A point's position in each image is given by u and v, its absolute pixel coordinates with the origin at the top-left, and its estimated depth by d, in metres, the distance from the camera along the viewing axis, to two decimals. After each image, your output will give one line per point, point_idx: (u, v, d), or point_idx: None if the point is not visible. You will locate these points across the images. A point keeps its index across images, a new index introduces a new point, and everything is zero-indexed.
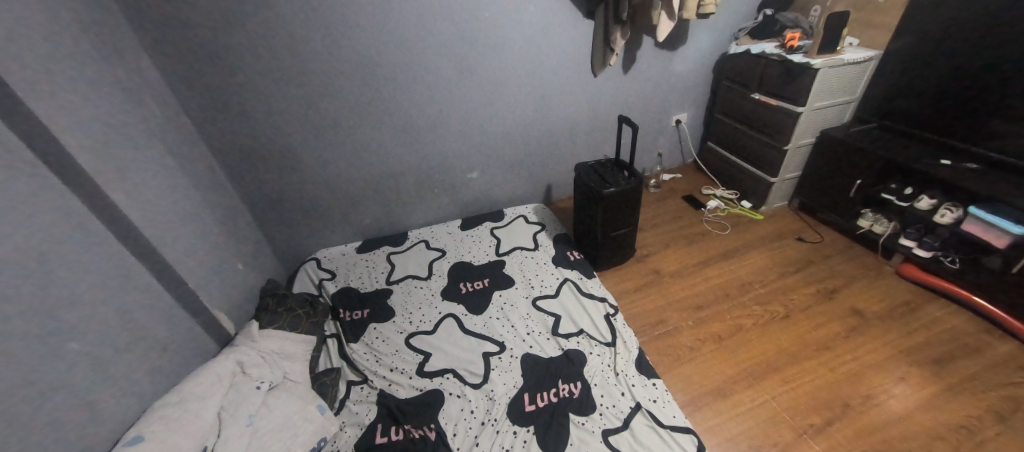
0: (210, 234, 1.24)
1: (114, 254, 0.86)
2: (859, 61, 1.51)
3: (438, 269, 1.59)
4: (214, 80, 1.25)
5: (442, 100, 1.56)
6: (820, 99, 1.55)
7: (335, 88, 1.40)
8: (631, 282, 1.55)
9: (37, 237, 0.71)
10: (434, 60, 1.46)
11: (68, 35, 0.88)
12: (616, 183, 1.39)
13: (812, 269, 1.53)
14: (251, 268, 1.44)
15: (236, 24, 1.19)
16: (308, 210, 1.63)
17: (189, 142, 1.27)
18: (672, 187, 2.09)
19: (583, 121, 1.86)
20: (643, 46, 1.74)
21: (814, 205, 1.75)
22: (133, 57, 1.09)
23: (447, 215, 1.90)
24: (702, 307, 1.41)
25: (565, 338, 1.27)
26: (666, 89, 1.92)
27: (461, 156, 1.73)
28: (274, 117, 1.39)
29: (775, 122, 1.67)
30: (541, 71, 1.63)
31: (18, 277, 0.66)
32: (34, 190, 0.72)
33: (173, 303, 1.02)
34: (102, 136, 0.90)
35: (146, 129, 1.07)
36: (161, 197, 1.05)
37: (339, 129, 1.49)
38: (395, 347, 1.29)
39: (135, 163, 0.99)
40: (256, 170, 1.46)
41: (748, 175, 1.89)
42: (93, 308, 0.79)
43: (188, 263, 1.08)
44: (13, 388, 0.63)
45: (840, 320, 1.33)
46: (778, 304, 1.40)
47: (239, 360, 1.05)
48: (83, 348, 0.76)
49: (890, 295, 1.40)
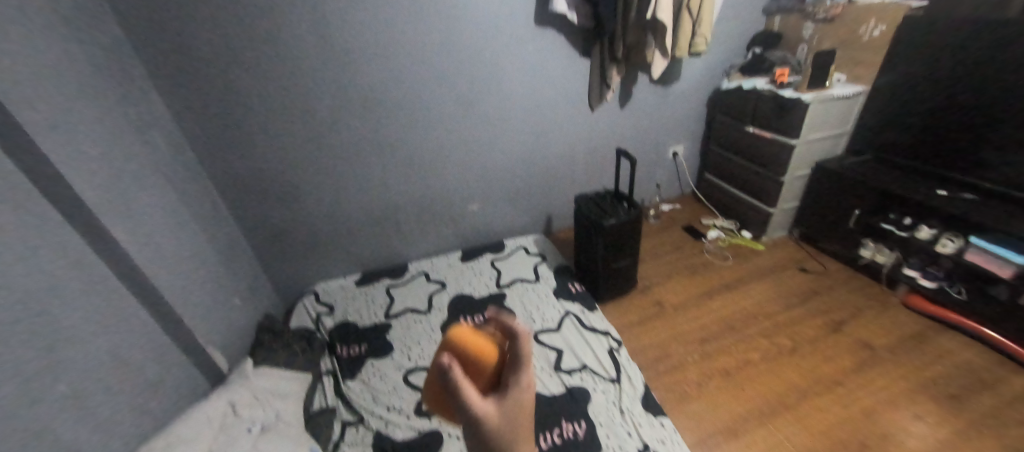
0: (209, 268, 1.23)
1: (103, 288, 0.84)
2: (849, 96, 1.56)
3: (437, 302, 1.57)
4: (221, 117, 1.29)
5: (444, 135, 1.60)
6: (812, 132, 1.59)
7: (341, 123, 1.44)
8: (635, 314, 1.53)
9: (26, 274, 0.68)
10: (436, 98, 1.51)
11: (79, 72, 0.90)
12: (616, 214, 1.41)
13: (817, 300, 1.51)
14: (248, 303, 1.42)
15: (248, 63, 1.25)
16: (308, 243, 1.63)
17: (194, 177, 1.29)
18: (672, 217, 2.10)
19: (582, 154, 1.89)
20: (639, 82, 1.80)
21: (814, 235, 1.75)
22: (143, 93, 1.13)
23: (447, 246, 1.89)
24: (707, 341, 1.38)
25: (568, 374, 1.24)
26: (662, 122, 1.97)
27: (462, 188, 1.75)
28: (280, 152, 1.42)
29: (771, 154, 1.71)
30: (541, 106, 1.69)
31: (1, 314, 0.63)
32: (29, 223, 0.70)
33: (165, 340, 0.99)
34: (110, 174, 0.92)
35: (154, 166, 1.09)
36: (158, 230, 1.04)
37: (343, 163, 1.52)
38: (393, 384, 1.25)
39: (139, 199, 1.00)
40: (259, 203, 1.47)
41: (746, 204, 1.90)
42: (76, 348, 0.75)
43: (185, 298, 1.07)
44: None
45: (849, 353, 1.30)
46: (785, 337, 1.37)
47: (232, 401, 1.01)
48: (66, 390, 0.72)
49: (899, 327, 1.38)
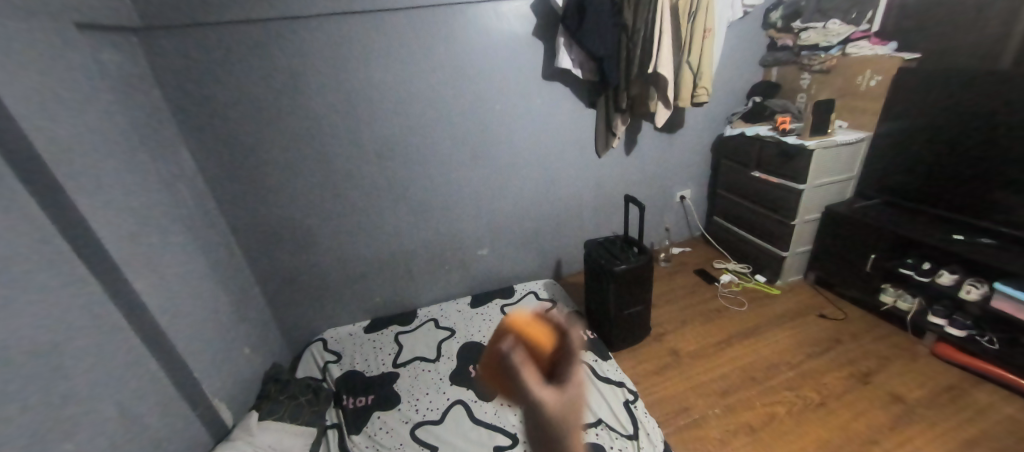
0: (222, 316, 1.24)
1: (116, 340, 0.84)
2: (852, 142, 1.59)
3: (446, 350, 1.54)
4: (244, 169, 1.36)
5: (455, 182, 1.65)
6: (819, 177, 1.61)
7: (356, 173, 1.50)
8: (650, 363, 1.48)
9: (38, 327, 0.69)
10: (448, 148, 1.58)
11: (114, 132, 0.97)
12: (626, 259, 1.41)
13: (841, 349, 1.45)
14: (257, 352, 1.41)
15: (272, 120, 1.33)
16: (319, 289, 1.64)
17: (213, 226, 1.34)
18: (683, 261, 2.08)
19: (591, 199, 1.92)
20: (643, 130, 1.87)
21: (831, 279, 1.72)
22: (173, 149, 1.21)
23: (457, 291, 1.88)
24: (728, 393, 1.32)
25: (582, 429, 1.18)
26: (668, 168, 2.02)
27: (473, 233, 1.77)
28: (297, 200, 1.47)
29: (778, 199, 1.72)
30: (549, 154, 1.74)
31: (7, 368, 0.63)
32: (47, 277, 0.73)
33: (173, 392, 0.98)
34: (135, 227, 0.96)
35: (176, 217, 1.14)
36: (176, 279, 1.07)
37: (358, 210, 1.56)
38: (399, 439, 1.20)
39: (160, 248, 1.03)
40: (273, 250, 1.51)
41: (758, 248, 1.88)
42: (82, 403, 0.75)
43: (195, 347, 1.07)
44: None
45: (881, 407, 1.22)
46: (810, 389, 1.31)
47: None
48: (70, 448, 0.71)
49: (933, 379, 1.30)
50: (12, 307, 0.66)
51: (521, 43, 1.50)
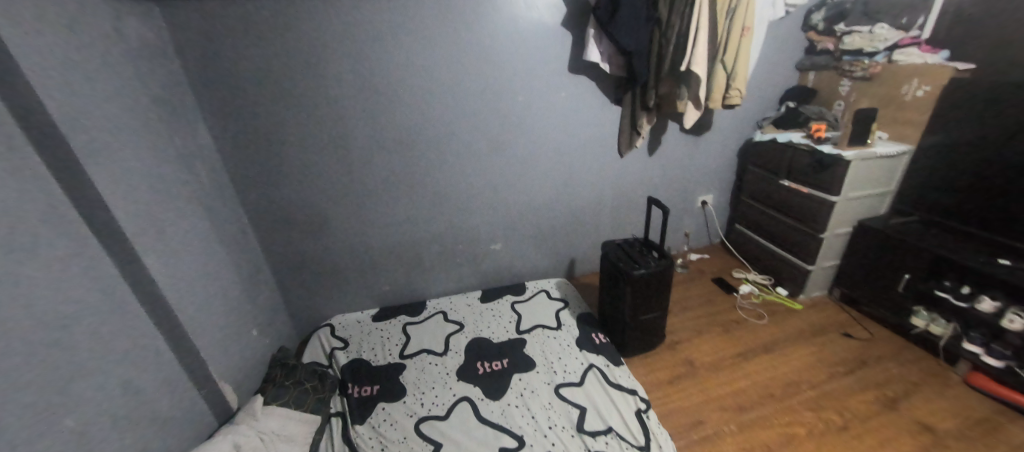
0: (231, 296, 1.23)
1: (121, 315, 0.82)
2: (891, 155, 1.51)
3: (454, 344, 1.51)
4: (259, 149, 1.34)
5: (472, 174, 1.61)
6: (853, 189, 1.53)
7: (372, 159, 1.47)
8: (663, 372, 1.43)
9: (39, 299, 0.67)
10: (467, 138, 1.53)
11: (133, 104, 0.95)
12: (645, 264, 1.36)
13: (865, 371, 1.38)
14: (265, 334, 1.40)
15: (290, 99, 1.30)
16: (329, 274, 1.62)
17: (227, 205, 1.32)
18: (700, 268, 2.02)
19: (609, 199, 1.87)
20: (669, 130, 1.80)
21: (858, 297, 1.64)
22: (190, 124, 1.19)
23: (467, 285, 1.85)
24: (744, 409, 1.27)
25: (591, 436, 1.14)
26: (692, 171, 1.95)
27: (487, 227, 1.73)
28: (313, 183, 1.44)
29: (808, 210, 1.65)
30: (569, 150, 1.69)
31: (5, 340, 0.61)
32: (51, 247, 0.70)
33: (178, 371, 0.96)
34: (148, 201, 0.94)
35: (190, 193, 1.12)
36: (187, 257, 1.05)
37: (372, 197, 1.53)
38: (403, 433, 1.17)
39: (173, 225, 1.02)
40: (285, 233, 1.49)
41: (781, 259, 1.81)
42: (82, 380, 0.72)
43: (204, 327, 1.06)
44: None
45: (908, 436, 1.16)
46: (832, 411, 1.25)
47: (236, 443, 0.97)
48: (75, 425, 0.70)
49: (965, 409, 1.23)
50: (11, 277, 0.63)
51: (549, 33, 1.45)
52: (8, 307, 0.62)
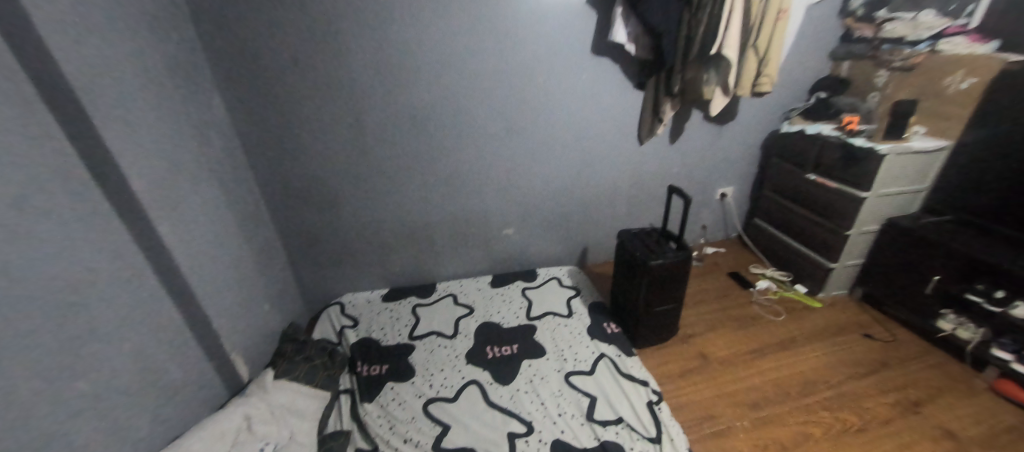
0: (243, 270, 1.22)
1: (134, 283, 0.81)
2: (929, 150, 1.43)
3: (464, 327, 1.50)
4: (274, 121, 1.31)
5: (488, 157, 1.57)
6: (886, 185, 1.46)
7: (387, 138, 1.44)
8: (675, 365, 1.40)
9: (50, 263, 0.65)
10: (484, 119, 1.49)
11: (149, 69, 0.93)
12: (662, 254, 1.32)
13: (886, 373, 1.34)
14: (276, 309, 1.40)
15: (307, 72, 1.27)
16: (340, 253, 1.61)
17: (241, 178, 1.30)
18: (716, 262, 1.97)
19: (626, 187, 1.82)
20: (692, 118, 1.74)
21: (881, 297, 1.59)
22: (206, 93, 1.16)
23: (477, 269, 1.83)
24: (759, 406, 1.24)
25: (601, 426, 1.13)
26: (713, 162, 1.89)
27: (500, 211, 1.70)
28: (327, 160, 1.42)
29: (835, 205, 1.58)
30: (588, 135, 1.64)
31: (17, 303, 0.59)
32: (63, 210, 0.68)
33: (190, 341, 0.95)
34: (162, 169, 0.92)
35: (204, 164, 1.10)
36: (200, 228, 1.03)
37: (386, 176, 1.51)
38: (411, 413, 1.17)
39: (187, 195, 1.00)
40: (298, 209, 1.47)
41: (801, 256, 1.76)
42: (95, 345, 0.71)
43: (216, 299, 1.05)
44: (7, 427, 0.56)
45: (930, 441, 1.12)
46: (850, 412, 1.21)
47: (248, 415, 0.98)
48: (87, 390, 0.69)
49: (990, 417, 1.19)
50: (23, 239, 0.61)
51: (574, 11, 1.38)
52: (21, 268, 0.60)
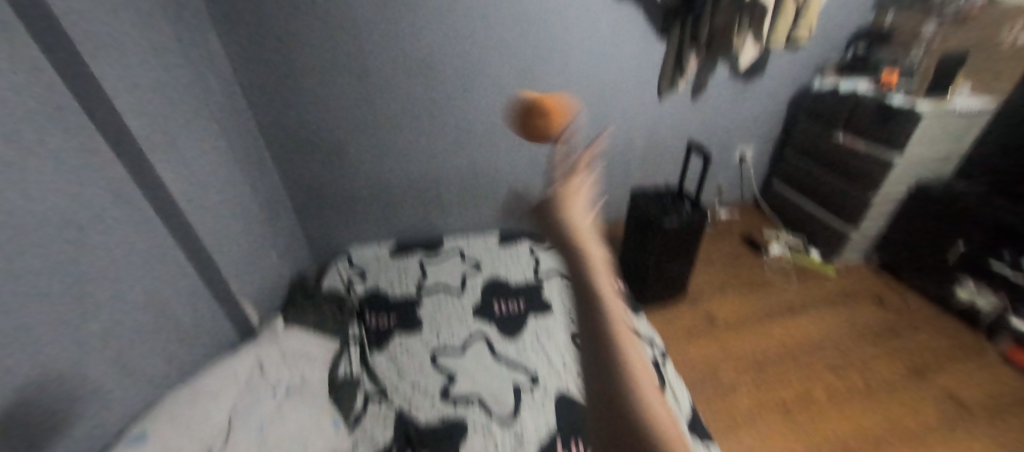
0: (248, 218, 1.20)
1: (140, 225, 0.79)
2: (970, 111, 1.34)
3: (471, 283, 1.50)
4: (274, 63, 1.24)
5: (498, 110, 1.50)
6: (919, 148, 1.38)
7: (392, 85, 1.37)
8: (681, 325, 1.40)
9: (66, 203, 0.63)
10: (496, 67, 1.41)
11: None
12: (676, 215, 1.28)
13: (895, 339, 1.33)
14: (283, 259, 1.40)
15: (307, 9, 1.18)
16: (345, 205, 1.59)
17: (243, 124, 1.25)
18: (728, 225, 1.92)
19: (640, 145, 1.75)
20: (717, 71, 1.62)
21: (899, 265, 1.55)
22: (202, 29, 1.08)
23: (484, 226, 1.81)
24: (764, 367, 1.25)
25: None
26: (735, 119, 1.79)
27: (509, 167, 1.65)
28: (331, 109, 1.37)
29: (861, 168, 1.50)
30: (604, 88, 1.55)
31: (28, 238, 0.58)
32: (70, 149, 0.65)
33: (199, 287, 0.95)
34: (162, 109, 0.88)
35: (205, 107, 1.05)
36: (204, 175, 1.00)
37: (391, 128, 1.45)
38: (419, 363, 1.19)
39: (188, 138, 0.96)
40: (302, 158, 1.43)
41: (819, 221, 1.71)
42: (108, 284, 0.71)
43: (223, 246, 1.04)
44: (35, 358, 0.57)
45: (933, 405, 1.13)
46: (855, 375, 1.22)
47: (260, 358, 0.97)
48: (102, 328, 0.70)
49: (999, 383, 1.18)
50: (37, 174, 0.59)
51: None
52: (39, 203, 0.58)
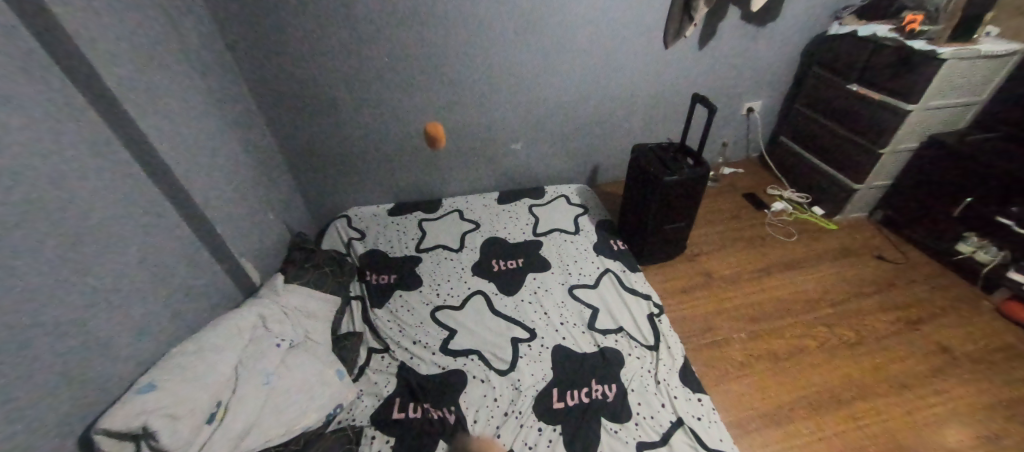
0: (243, 179, 1.19)
1: (132, 184, 0.78)
2: (997, 55, 1.25)
3: (470, 241, 1.50)
4: (257, 13, 1.16)
5: (496, 62, 1.42)
6: (937, 97, 1.31)
7: (384, 36, 1.29)
8: (679, 281, 1.42)
9: (47, 159, 0.61)
10: (493, 15, 1.31)
11: None
12: (678, 169, 1.24)
13: (891, 293, 1.34)
14: (281, 219, 1.40)
15: None
16: (342, 165, 1.56)
17: (230, 80, 1.20)
18: (732, 182, 1.88)
19: (645, 99, 1.67)
20: (729, 16, 1.52)
21: (902, 220, 1.53)
22: None
23: (483, 186, 1.78)
24: (758, 320, 1.27)
25: (602, 334, 1.17)
26: (745, 71, 1.70)
27: (508, 124, 1.60)
28: (320, 61, 1.29)
29: (873, 119, 1.44)
30: (608, 36, 1.45)
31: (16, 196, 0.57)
32: (47, 101, 0.62)
33: (197, 246, 0.96)
34: (142, 62, 0.83)
35: (188, 61, 1.00)
36: (192, 132, 0.97)
37: (384, 81, 1.39)
38: (419, 318, 1.22)
39: (173, 94, 0.92)
40: (294, 117, 1.39)
41: (825, 176, 1.67)
42: (105, 242, 0.71)
43: (218, 206, 1.04)
44: (36, 315, 0.59)
45: (922, 356, 1.15)
46: (848, 328, 1.24)
47: (262, 314, 1.00)
48: (103, 285, 0.71)
49: (988, 335, 1.20)
50: (16, 132, 0.57)
51: None
52: (21, 161, 0.57)
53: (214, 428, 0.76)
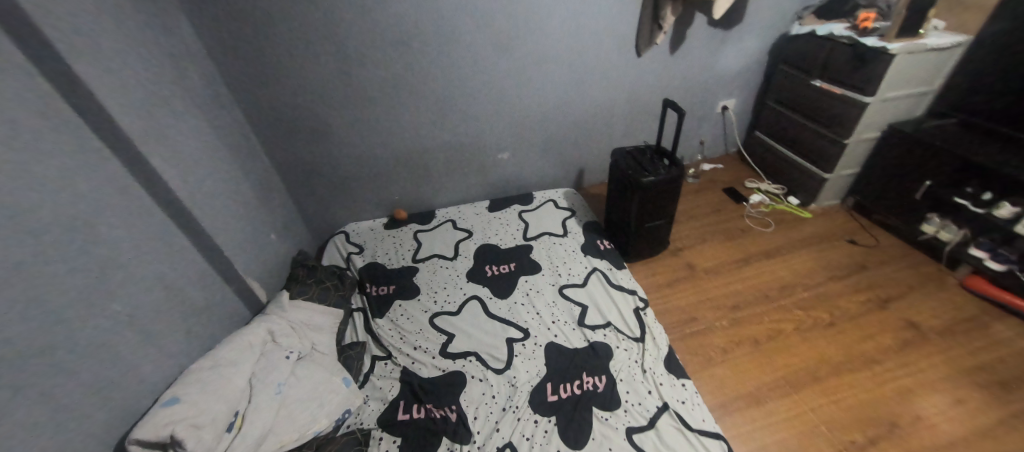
0: (245, 204, 1.26)
1: (143, 218, 0.85)
2: (944, 48, 1.34)
3: (464, 249, 1.57)
4: (251, 49, 1.24)
5: (477, 79, 1.50)
6: (892, 89, 1.40)
7: (370, 62, 1.37)
8: (664, 275, 1.49)
9: (61, 200, 0.68)
10: (472, 35, 1.39)
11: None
12: (655, 171, 1.32)
13: (863, 274, 1.42)
14: (283, 239, 1.47)
15: None
16: (337, 184, 1.64)
17: (227, 112, 1.28)
18: (712, 178, 1.97)
19: (623, 104, 1.76)
20: (695, 23, 1.61)
21: (871, 205, 1.61)
22: (174, 20, 1.09)
23: (474, 195, 1.86)
24: (738, 308, 1.34)
25: (591, 329, 1.24)
26: (716, 72, 1.79)
27: (493, 136, 1.68)
28: (311, 89, 1.37)
29: (837, 112, 1.53)
30: (583, 48, 1.54)
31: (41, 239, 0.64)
32: (58, 146, 0.69)
33: (206, 271, 1.03)
34: (147, 105, 0.91)
35: (188, 99, 1.08)
36: (193, 162, 1.04)
37: (373, 101, 1.46)
38: (419, 325, 1.29)
39: (177, 131, 1.00)
40: (289, 141, 1.47)
41: (798, 168, 1.75)
42: (122, 272, 0.79)
43: (223, 231, 1.11)
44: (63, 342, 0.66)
45: (892, 332, 1.23)
46: (823, 310, 1.31)
47: (270, 330, 1.07)
48: (124, 313, 0.78)
49: (952, 309, 1.28)
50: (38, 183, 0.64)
51: None
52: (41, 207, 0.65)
53: (234, 435, 0.83)
